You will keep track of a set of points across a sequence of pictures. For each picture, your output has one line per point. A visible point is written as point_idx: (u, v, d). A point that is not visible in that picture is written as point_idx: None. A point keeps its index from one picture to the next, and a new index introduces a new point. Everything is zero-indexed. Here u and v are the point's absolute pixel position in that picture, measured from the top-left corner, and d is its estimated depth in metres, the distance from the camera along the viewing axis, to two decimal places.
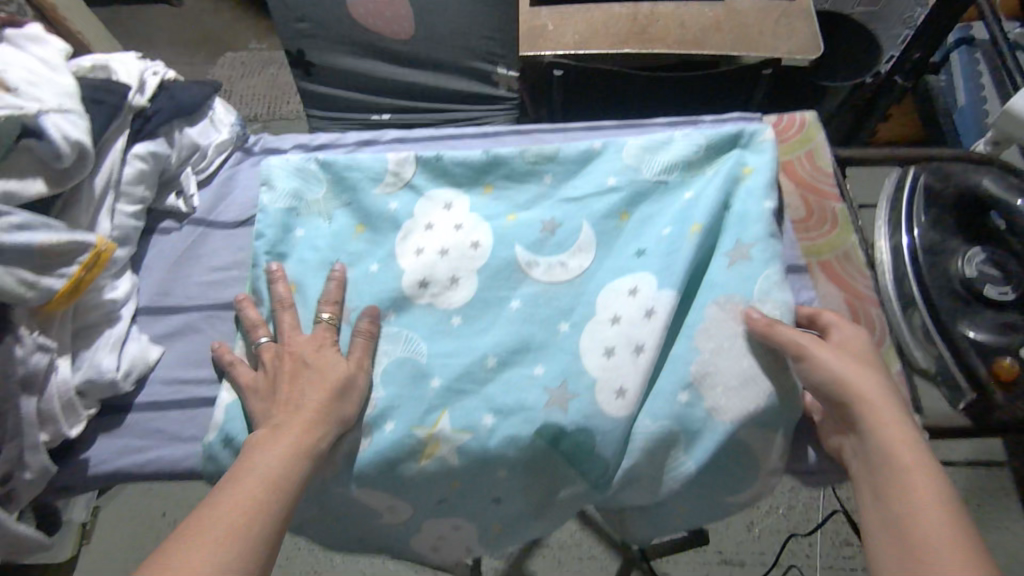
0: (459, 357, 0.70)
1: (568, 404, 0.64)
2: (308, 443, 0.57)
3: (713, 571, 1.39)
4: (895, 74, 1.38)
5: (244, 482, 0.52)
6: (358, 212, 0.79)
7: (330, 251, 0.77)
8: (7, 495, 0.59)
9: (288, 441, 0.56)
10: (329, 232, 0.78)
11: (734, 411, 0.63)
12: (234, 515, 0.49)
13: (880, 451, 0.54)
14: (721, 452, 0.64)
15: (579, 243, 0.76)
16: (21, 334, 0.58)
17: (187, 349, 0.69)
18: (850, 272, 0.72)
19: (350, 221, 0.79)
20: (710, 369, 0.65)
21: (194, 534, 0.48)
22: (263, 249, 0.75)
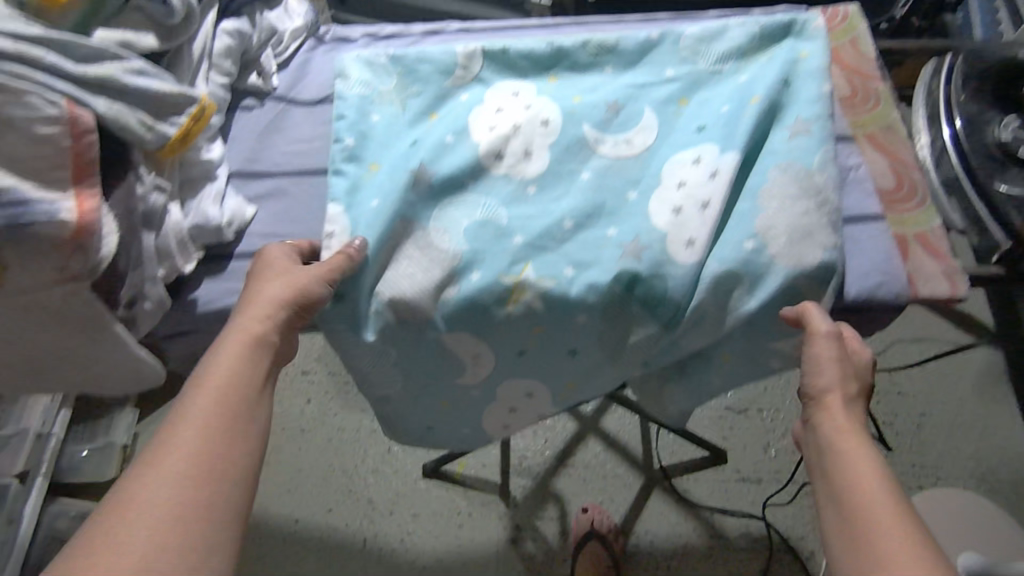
0: (539, 219, 0.73)
1: (641, 253, 0.69)
2: (258, 339, 0.60)
3: (732, 488, 1.48)
4: (912, 15, 1.42)
5: (198, 405, 0.55)
6: (432, 102, 0.81)
7: (403, 135, 0.77)
8: (130, 322, 0.65)
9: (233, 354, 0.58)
10: (403, 120, 0.79)
11: (795, 260, 0.67)
12: (195, 439, 0.53)
13: (829, 443, 0.59)
14: (784, 300, 0.68)
15: (643, 122, 0.78)
16: (141, 174, 0.63)
17: (280, 208, 0.74)
18: (894, 143, 0.77)
19: (423, 110, 0.80)
20: (775, 224, 0.68)
21: (156, 462, 0.51)
22: (345, 126, 0.77)
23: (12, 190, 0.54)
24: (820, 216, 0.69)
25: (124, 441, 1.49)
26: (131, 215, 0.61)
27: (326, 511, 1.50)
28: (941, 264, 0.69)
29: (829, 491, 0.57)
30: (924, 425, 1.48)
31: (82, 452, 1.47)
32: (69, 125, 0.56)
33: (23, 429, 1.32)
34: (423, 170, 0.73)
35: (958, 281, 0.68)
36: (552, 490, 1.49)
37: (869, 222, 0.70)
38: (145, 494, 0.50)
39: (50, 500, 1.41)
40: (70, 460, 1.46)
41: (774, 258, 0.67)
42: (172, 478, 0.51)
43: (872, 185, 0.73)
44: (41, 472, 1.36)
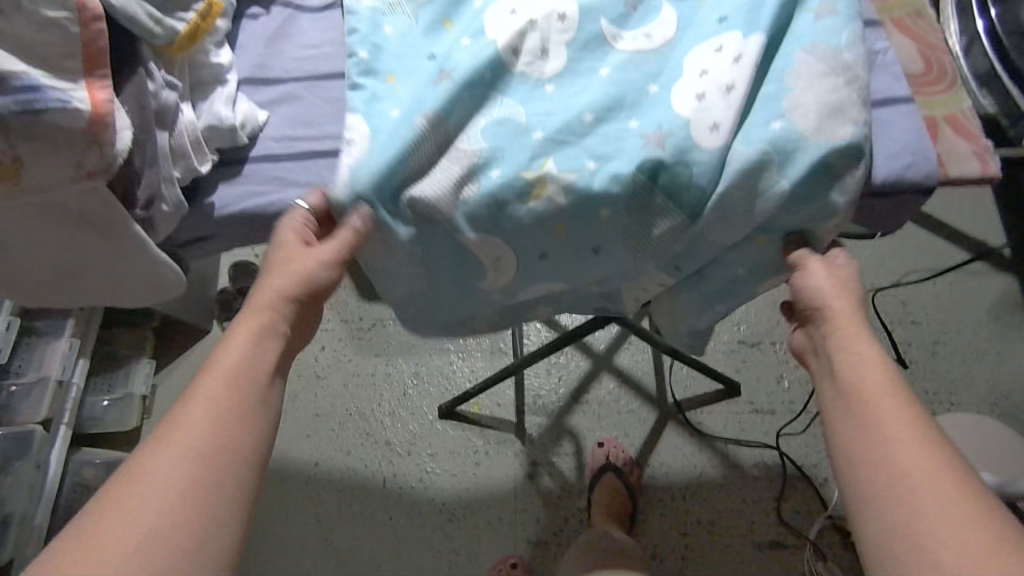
0: (558, 114, 0.69)
1: (665, 141, 0.66)
2: (266, 327, 0.60)
3: (746, 420, 1.43)
4: None
5: (207, 387, 0.55)
6: (445, 7, 0.75)
7: (421, 48, 0.73)
8: (148, 225, 0.65)
9: (243, 341, 0.59)
10: (420, 31, 0.74)
11: (827, 134, 0.64)
12: (204, 419, 0.53)
13: (841, 366, 0.61)
14: (815, 180, 0.65)
15: (663, 18, 0.73)
16: (151, 70, 0.61)
17: (293, 112, 0.73)
18: (923, 27, 0.75)
19: (435, 18, 0.75)
20: (806, 105, 0.65)
21: (164, 442, 0.52)
22: (358, 40, 0.72)
23: (24, 76, 0.53)
24: (850, 93, 0.65)
25: (144, 391, 1.45)
26: (142, 111, 0.60)
27: (345, 454, 1.43)
28: (972, 145, 0.67)
29: (842, 414, 0.59)
30: (939, 352, 1.42)
31: (102, 402, 1.41)
32: (77, 11, 0.54)
33: (44, 377, 1.25)
34: (447, 77, 0.69)
35: (989, 160, 0.66)
36: (567, 426, 1.43)
37: (901, 104, 0.68)
38: (152, 472, 0.50)
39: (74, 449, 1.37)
40: (90, 412, 1.40)
41: (806, 134, 0.64)
42: (188, 451, 0.52)
43: (900, 69, 0.71)
44: (64, 420, 1.29)
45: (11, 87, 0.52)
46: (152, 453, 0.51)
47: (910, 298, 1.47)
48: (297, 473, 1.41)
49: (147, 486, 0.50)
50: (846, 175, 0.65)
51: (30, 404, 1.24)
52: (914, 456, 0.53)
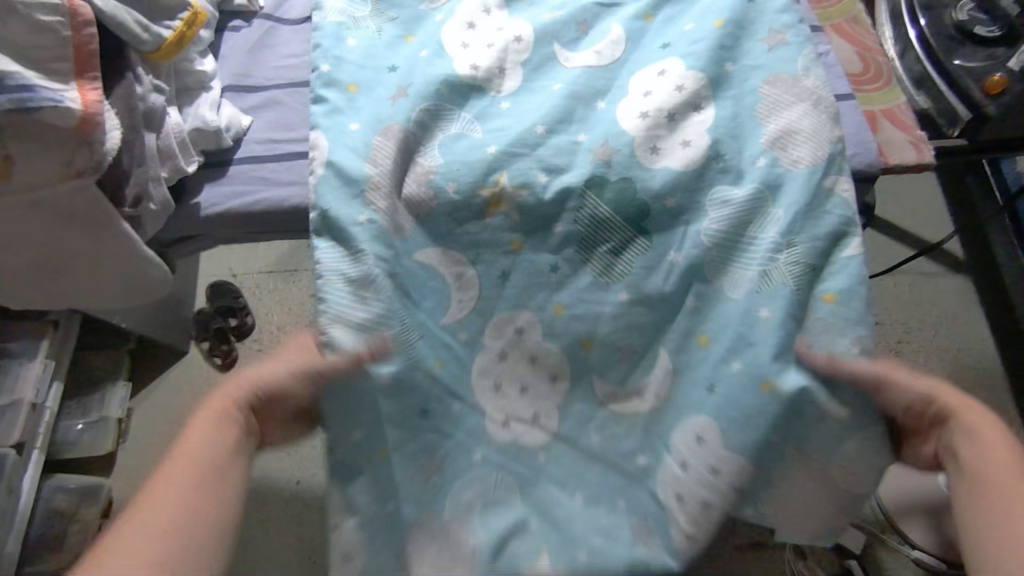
0: (511, 127, 0.73)
1: (611, 159, 0.70)
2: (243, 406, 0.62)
3: None
4: None
5: (181, 460, 0.57)
6: (407, 25, 0.79)
7: (383, 59, 0.77)
8: (136, 222, 0.67)
9: (221, 414, 0.61)
10: (383, 44, 0.78)
11: (808, 161, 0.67)
12: (178, 492, 0.55)
13: (971, 453, 0.58)
14: (811, 201, 0.66)
15: (610, 38, 0.77)
16: (139, 74, 0.65)
17: (275, 117, 0.76)
18: (860, 32, 0.81)
19: (399, 33, 0.79)
20: (777, 136, 0.69)
21: (140, 509, 0.54)
22: (321, 54, 0.76)
23: (18, 75, 0.55)
24: (818, 116, 0.69)
25: (120, 415, 1.31)
26: (132, 113, 0.63)
27: None
28: (909, 135, 0.73)
29: (972, 505, 0.56)
30: (904, 352, 1.29)
31: (76, 427, 1.28)
32: (69, 16, 0.57)
33: (17, 399, 1.09)
34: (403, 90, 0.73)
35: (925, 148, 0.72)
36: None
37: (844, 100, 0.74)
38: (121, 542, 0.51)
39: (46, 476, 1.23)
40: (65, 435, 1.26)
41: (790, 162, 0.68)
42: (168, 510, 0.54)
43: (841, 69, 0.77)
44: (38, 444, 1.14)
45: (7, 86, 0.55)
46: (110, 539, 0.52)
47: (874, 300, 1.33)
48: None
49: (124, 541, 0.51)
50: (833, 195, 0.67)
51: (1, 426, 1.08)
52: None
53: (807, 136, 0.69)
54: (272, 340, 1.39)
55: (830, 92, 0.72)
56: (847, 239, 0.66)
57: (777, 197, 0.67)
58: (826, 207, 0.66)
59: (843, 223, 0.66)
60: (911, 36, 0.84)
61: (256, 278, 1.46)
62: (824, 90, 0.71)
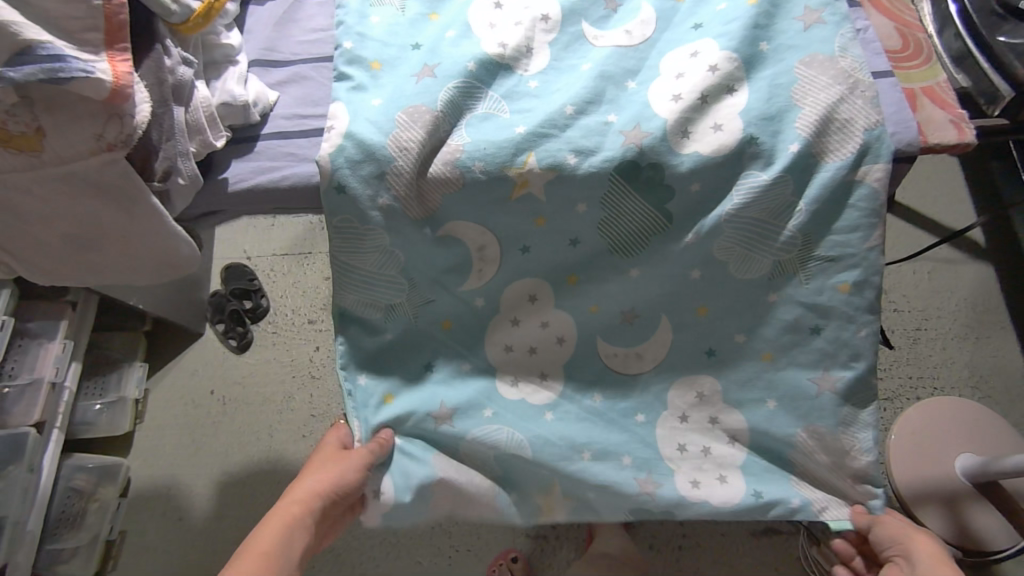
0: (540, 109, 0.70)
1: (643, 141, 0.68)
2: (299, 517, 0.67)
3: None
4: None
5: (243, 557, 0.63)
6: (430, 2, 0.76)
7: (406, 36, 0.74)
8: (163, 198, 0.66)
9: (279, 521, 0.67)
10: (406, 22, 0.75)
11: (839, 152, 0.68)
12: None
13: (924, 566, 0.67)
14: (838, 194, 0.69)
15: (642, 17, 0.76)
16: (168, 46, 0.64)
17: (301, 92, 0.75)
18: (899, 8, 0.79)
19: (422, 11, 0.76)
20: (814, 122, 0.68)
21: None
22: (344, 31, 0.73)
23: (48, 46, 0.54)
24: (854, 101, 0.68)
25: (136, 396, 1.31)
26: (161, 86, 0.62)
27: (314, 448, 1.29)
28: (949, 114, 0.71)
29: None
30: (921, 339, 1.28)
31: (94, 407, 1.28)
32: None
33: (36, 379, 1.09)
34: (428, 71, 0.70)
35: (965, 129, 0.70)
36: None
37: (884, 78, 0.72)
38: None
39: (66, 455, 1.24)
40: (82, 416, 1.27)
41: (826, 152, 0.68)
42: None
43: (880, 46, 0.75)
44: (57, 424, 1.14)
45: (38, 57, 0.54)
46: None
47: (893, 286, 1.32)
48: (262, 471, 1.28)
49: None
50: (861, 186, 0.69)
51: (20, 407, 1.08)
52: None
53: (841, 125, 0.68)
54: (287, 321, 1.39)
55: (869, 72, 0.70)
56: (870, 230, 0.70)
57: (805, 189, 0.69)
58: (853, 198, 0.69)
59: (868, 217, 0.69)
60: (952, 11, 0.82)
61: (270, 260, 1.45)
62: (863, 70, 0.70)
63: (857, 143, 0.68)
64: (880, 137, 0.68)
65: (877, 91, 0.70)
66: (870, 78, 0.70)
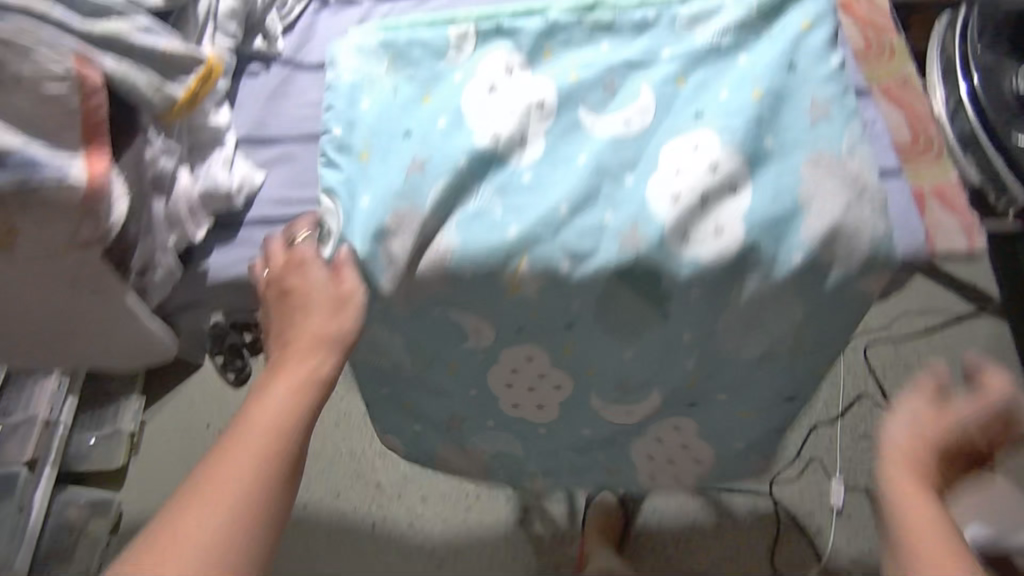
0: (533, 206, 0.67)
1: (641, 246, 0.65)
2: (307, 372, 0.61)
3: None
4: None
5: (252, 427, 0.57)
6: (424, 84, 0.75)
7: (398, 121, 0.72)
8: (141, 292, 0.64)
9: (283, 386, 0.60)
10: (398, 105, 0.73)
11: (844, 260, 0.66)
12: (239, 472, 0.55)
13: None
14: (838, 297, 0.68)
15: (641, 101, 0.73)
16: (150, 136, 0.62)
17: (289, 174, 0.73)
18: (909, 96, 0.76)
19: (415, 93, 0.74)
20: (823, 230, 0.65)
21: (213, 486, 0.54)
22: (334, 117, 0.73)
23: (21, 151, 0.54)
24: (862, 208, 0.66)
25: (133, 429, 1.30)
26: (141, 180, 0.61)
27: (335, 495, 1.37)
28: (962, 219, 0.68)
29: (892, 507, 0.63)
30: None
31: (90, 440, 1.28)
32: (78, 84, 0.55)
33: None
34: (418, 165, 0.68)
35: (976, 234, 0.67)
36: None
37: (891, 177, 0.69)
38: (194, 527, 0.53)
39: (60, 487, 1.24)
40: (78, 448, 1.27)
41: (828, 259, 0.66)
42: (214, 518, 0.53)
43: (888, 139, 0.72)
44: None
45: (11, 162, 0.53)
46: (192, 506, 0.54)
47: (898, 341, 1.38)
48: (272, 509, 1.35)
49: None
50: (859, 288, 0.68)
51: None
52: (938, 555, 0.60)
53: (851, 236, 0.65)
54: None
55: (876, 174, 0.68)
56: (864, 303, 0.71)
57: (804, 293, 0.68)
58: (851, 298, 0.69)
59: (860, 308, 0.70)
60: None
61: None
62: (870, 173, 0.67)
63: (863, 251, 0.65)
64: (886, 248, 0.66)
65: (885, 195, 0.68)
66: (878, 182, 0.68)
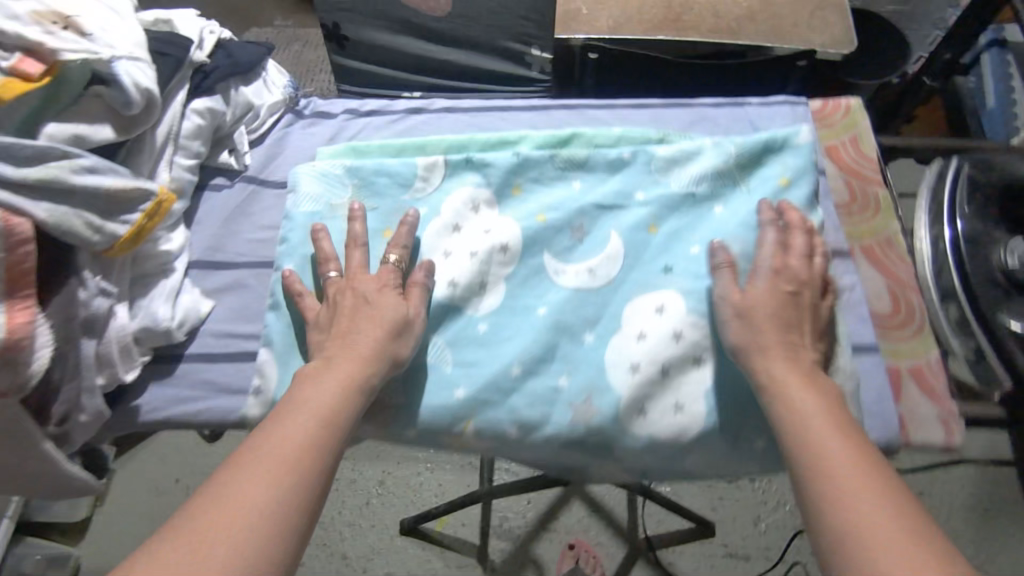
0: (485, 365, 0.64)
1: (594, 420, 0.61)
2: (356, 375, 0.56)
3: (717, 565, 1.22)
4: (923, 74, 1.32)
5: (292, 416, 0.52)
6: (387, 217, 0.72)
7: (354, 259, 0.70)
8: (62, 436, 0.60)
9: (334, 377, 0.56)
10: None
11: None
12: (284, 450, 0.50)
13: None
14: None
15: (608, 250, 0.70)
16: (84, 278, 0.59)
17: (238, 304, 0.70)
18: (892, 259, 0.72)
19: (376, 227, 0.71)
20: None
21: (251, 462, 0.49)
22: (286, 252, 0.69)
23: None
24: None
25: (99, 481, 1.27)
26: (70, 322, 0.58)
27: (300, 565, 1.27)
28: (939, 409, 0.64)
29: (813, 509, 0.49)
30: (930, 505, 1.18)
31: None
32: (6, 236, 0.52)
33: None
34: None
35: (955, 428, 0.63)
36: (530, 557, 1.24)
37: (869, 356, 0.65)
38: (230, 497, 0.47)
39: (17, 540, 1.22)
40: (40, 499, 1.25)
41: None
42: (258, 503, 0.47)
43: (867, 309, 0.69)
44: None
45: None
46: (228, 484, 0.48)
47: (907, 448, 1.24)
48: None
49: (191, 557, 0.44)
50: None
51: None
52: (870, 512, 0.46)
53: None
54: None
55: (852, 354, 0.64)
56: None
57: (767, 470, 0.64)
58: None
59: None
60: None
61: None
62: (844, 353, 0.64)
63: None
64: None
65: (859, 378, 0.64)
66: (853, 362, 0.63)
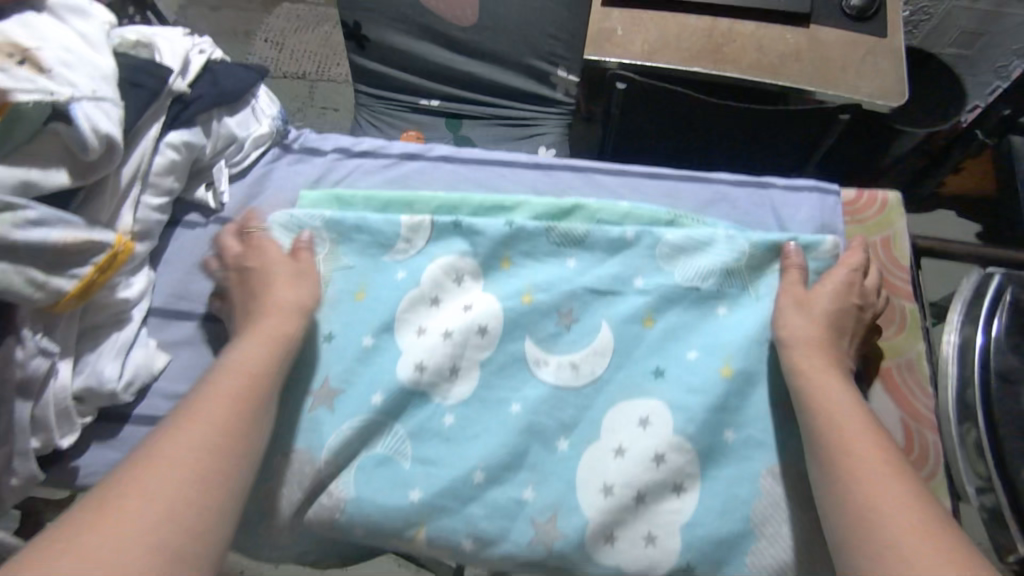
0: (445, 466, 0.59)
1: (556, 543, 0.56)
2: (280, 345, 0.57)
3: None
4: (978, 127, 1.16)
5: (218, 383, 0.52)
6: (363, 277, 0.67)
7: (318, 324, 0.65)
8: None
9: (257, 347, 0.56)
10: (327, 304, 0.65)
11: None
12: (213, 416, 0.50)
13: None
14: None
15: (597, 345, 0.63)
16: (23, 336, 0.54)
17: (196, 361, 0.66)
18: (911, 387, 0.66)
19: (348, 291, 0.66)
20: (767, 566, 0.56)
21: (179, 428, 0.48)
22: None
23: None
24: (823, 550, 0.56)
25: None
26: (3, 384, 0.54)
27: None
28: None
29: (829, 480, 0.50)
30: None
31: None
32: None
33: None
34: (326, 391, 0.62)
35: None
36: None
37: None
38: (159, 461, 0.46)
39: None
40: None
41: None
42: (186, 462, 0.46)
43: None
44: None
45: None
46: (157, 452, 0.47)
47: None
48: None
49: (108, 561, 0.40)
50: None
51: None
52: (883, 487, 0.47)
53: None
54: None
55: None
56: None
57: None
58: None
59: None
60: None
61: None
62: None
63: None
64: None
65: None
66: None
